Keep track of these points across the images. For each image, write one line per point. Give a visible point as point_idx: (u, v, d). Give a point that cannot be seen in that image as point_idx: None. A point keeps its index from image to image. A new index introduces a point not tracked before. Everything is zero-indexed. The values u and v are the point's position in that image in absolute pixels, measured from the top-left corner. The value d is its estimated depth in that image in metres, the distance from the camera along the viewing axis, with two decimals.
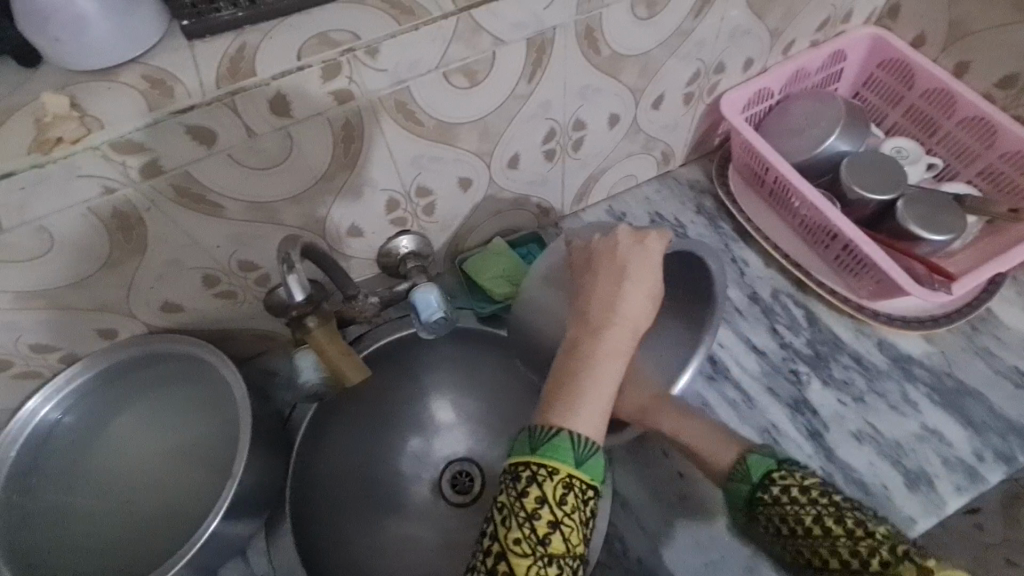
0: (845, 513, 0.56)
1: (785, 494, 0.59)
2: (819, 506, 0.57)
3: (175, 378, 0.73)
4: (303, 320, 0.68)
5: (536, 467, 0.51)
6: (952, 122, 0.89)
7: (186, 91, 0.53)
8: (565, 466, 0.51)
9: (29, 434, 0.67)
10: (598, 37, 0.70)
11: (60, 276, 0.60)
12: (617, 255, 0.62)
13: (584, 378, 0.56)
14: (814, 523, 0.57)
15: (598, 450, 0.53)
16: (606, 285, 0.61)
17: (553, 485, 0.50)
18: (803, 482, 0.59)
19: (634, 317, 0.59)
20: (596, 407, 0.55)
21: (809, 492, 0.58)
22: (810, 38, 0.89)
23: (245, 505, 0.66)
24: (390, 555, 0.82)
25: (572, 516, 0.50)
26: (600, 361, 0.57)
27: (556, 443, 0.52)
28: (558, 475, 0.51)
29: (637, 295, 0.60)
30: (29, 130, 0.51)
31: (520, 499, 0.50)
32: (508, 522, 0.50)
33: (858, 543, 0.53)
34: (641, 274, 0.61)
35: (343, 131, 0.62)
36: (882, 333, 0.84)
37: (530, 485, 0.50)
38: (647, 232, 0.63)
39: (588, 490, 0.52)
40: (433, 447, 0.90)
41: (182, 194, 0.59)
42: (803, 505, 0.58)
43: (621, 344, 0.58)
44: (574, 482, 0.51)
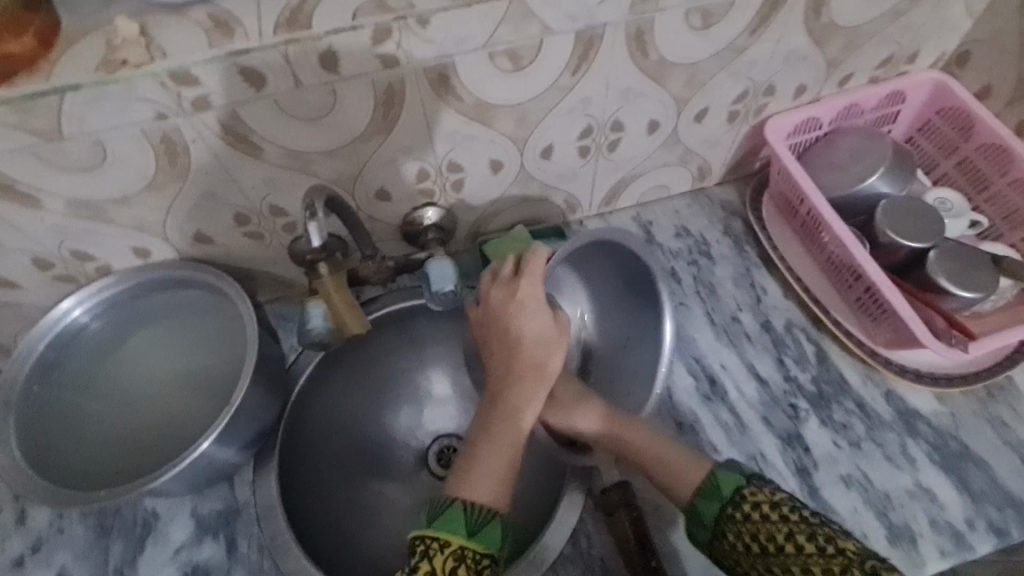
0: (815, 528, 0.56)
1: (755, 510, 0.59)
2: (790, 525, 0.57)
3: (197, 306, 0.77)
4: (316, 266, 0.72)
5: (429, 540, 0.53)
6: (1003, 181, 0.86)
7: (245, 33, 0.56)
8: (454, 537, 0.53)
9: (59, 332, 0.71)
10: (648, 40, 0.70)
11: (106, 191, 0.64)
12: (495, 309, 0.64)
13: (489, 444, 0.60)
14: (786, 541, 0.56)
15: (492, 517, 0.55)
16: (500, 334, 0.64)
17: (443, 558, 0.52)
18: (773, 498, 0.59)
19: (533, 364, 0.63)
20: (494, 472, 0.58)
21: (780, 508, 0.58)
22: (869, 74, 0.87)
23: (238, 432, 0.69)
24: (367, 512, 0.85)
25: None
26: (500, 422, 0.61)
27: (449, 515, 0.55)
28: (447, 548, 0.52)
29: (530, 344, 0.63)
30: (100, 49, 0.55)
31: (409, 575, 0.52)
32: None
33: (828, 559, 0.54)
34: (518, 319, 0.64)
35: (385, 96, 0.65)
36: (892, 383, 0.82)
37: (421, 560, 0.52)
38: (518, 280, 0.65)
39: (481, 559, 0.53)
40: (424, 417, 0.93)
41: (228, 131, 0.62)
42: (775, 522, 0.57)
43: (524, 392, 0.62)
44: (465, 554, 0.52)
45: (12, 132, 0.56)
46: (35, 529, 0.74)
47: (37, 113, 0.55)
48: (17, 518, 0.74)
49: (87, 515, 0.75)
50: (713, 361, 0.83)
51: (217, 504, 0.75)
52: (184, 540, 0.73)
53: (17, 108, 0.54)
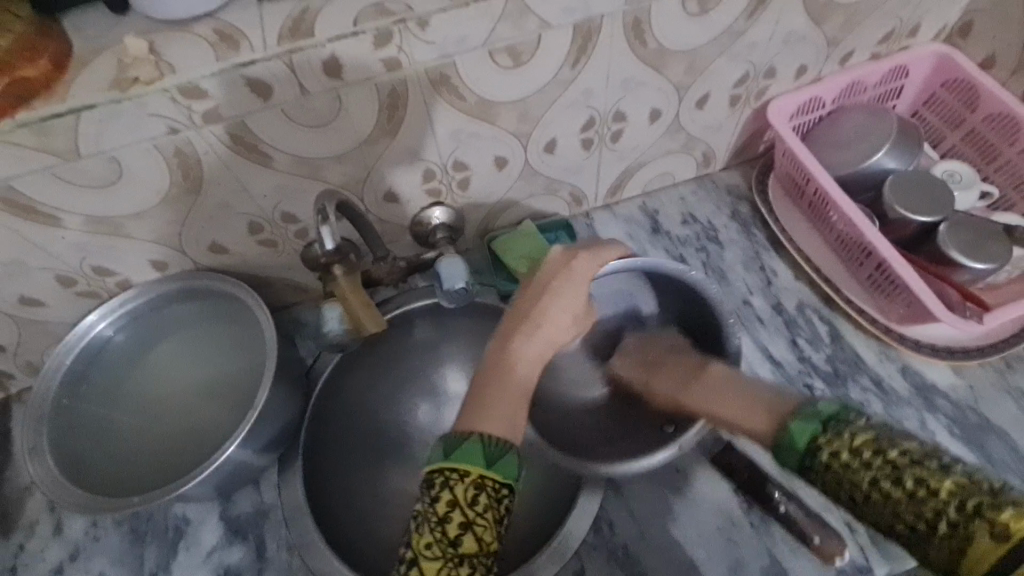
0: (904, 470, 0.47)
1: (834, 457, 0.50)
2: (873, 470, 0.48)
3: (216, 314, 0.79)
4: (331, 270, 0.73)
5: (447, 472, 0.51)
6: (1013, 151, 0.85)
7: (250, 46, 0.58)
8: (474, 468, 0.51)
9: (85, 345, 0.73)
10: (646, 29, 0.71)
11: (123, 206, 0.66)
12: (543, 275, 0.65)
13: (496, 383, 0.58)
14: (873, 486, 0.48)
15: (508, 450, 0.53)
16: (531, 302, 0.63)
17: (464, 488, 0.51)
18: (851, 441, 0.50)
19: (554, 327, 0.62)
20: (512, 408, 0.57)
21: (862, 452, 0.49)
22: (871, 50, 0.87)
23: (262, 436, 0.71)
24: (390, 508, 0.86)
25: (484, 516, 0.50)
26: (518, 367, 0.59)
27: (465, 446, 0.53)
28: (467, 477, 0.51)
29: (561, 309, 0.63)
30: (111, 69, 0.57)
31: (431, 505, 0.51)
32: (421, 528, 0.51)
33: (923, 505, 0.45)
34: (563, 287, 0.64)
35: (388, 99, 0.66)
36: (907, 359, 0.81)
37: (442, 489, 0.51)
38: (576, 251, 0.66)
39: (502, 489, 0.52)
40: (442, 414, 0.94)
41: (238, 142, 0.64)
42: (858, 467, 0.49)
43: (540, 348, 0.61)
44: (484, 483, 0.51)
45: (32, 153, 0.58)
46: (72, 539, 0.76)
47: (54, 134, 0.56)
48: (54, 529, 0.77)
49: (120, 523, 0.77)
50: None
51: (245, 507, 0.77)
52: (214, 543, 0.75)
53: (35, 130, 0.56)
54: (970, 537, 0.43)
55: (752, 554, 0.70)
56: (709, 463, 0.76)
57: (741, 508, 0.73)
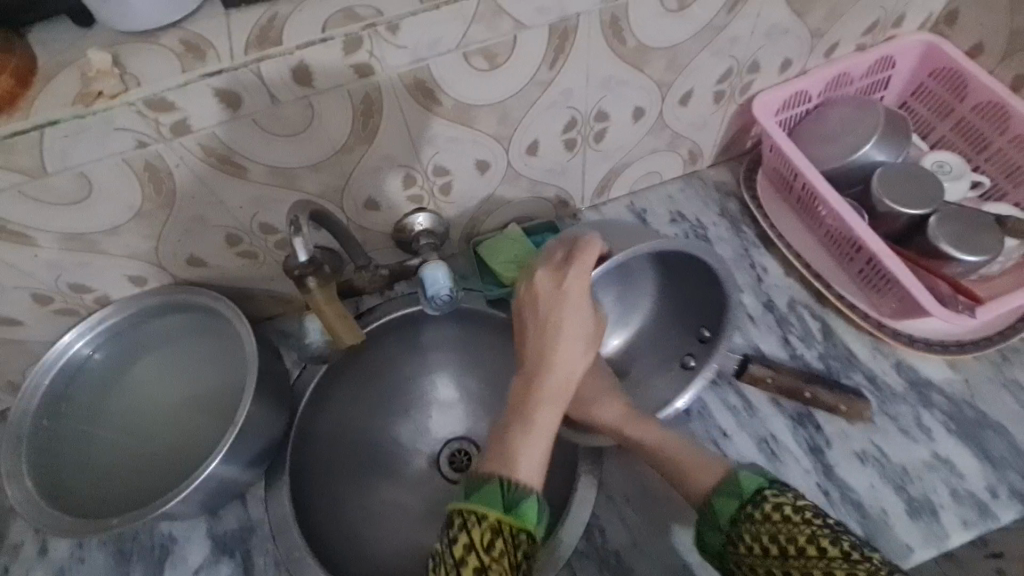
0: (839, 535, 0.54)
1: (776, 512, 0.58)
2: (811, 528, 0.55)
3: (198, 329, 0.78)
4: (304, 281, 0.70)
5: (466, 514, 0.51)
6: (1003, 139, 0.84)
7: (217, 55, 0.57)
8: (492, 510, 0.51)
9: (63, 365, 0.72)
10: (624, 27, 0.69)
11: (96, 223, 0.65)
12: (542, 304, 0.61)
13: (516, 435, 0.56)
14: (808, 543, 0.54)
15: (529, 493, 0.52)
16: (540, 339, 0.60)
17: (481, 531, 0.50)
18: (796, 501, 0.58)
19: (568, 367, 0.59)
20: (534, 451, 0.55)
21: (803, 512, 0.56)
22: (856, 41, 0.86)
23: (245, 452, 0.70)
24: (381, 520, 0.85)
25: (500, 560, 0.49)
26: (536, 413, 0.57)
27: (485, 489, 0.53)
28: (484, 519, 0.51)
29: (567, 343, 0.60)
30: (76, 83, 0.56)
31: (449, 546, 0.51)
32: (437, 568, 0.51)
33: (854, 566, 0.51)
34: (565, 317, 0.60)
35: (363, 106, 0.65)
36: (901, 354, 0.80)
37: (460, 531, 0.51)
38: (565, 270, 0.63)
39: (520, 534, 0.51)
40: (432, 422, 0.93)
41: (209, 154, 0.63)
42: (797, 524, 0.55)
43: (557, 391, 0.58)
44: (503, 527, 0.50)
45: None
46: (57, 560, 0.75)
47: (19, 152, 0.55)
48: (38, 550, 0.76)
49: (106, 543, 0.76)
50: None
51: (232, 523, 0.76)
52: (201, 561, 0.74)
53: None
54: None
55: None
56: None
57: None
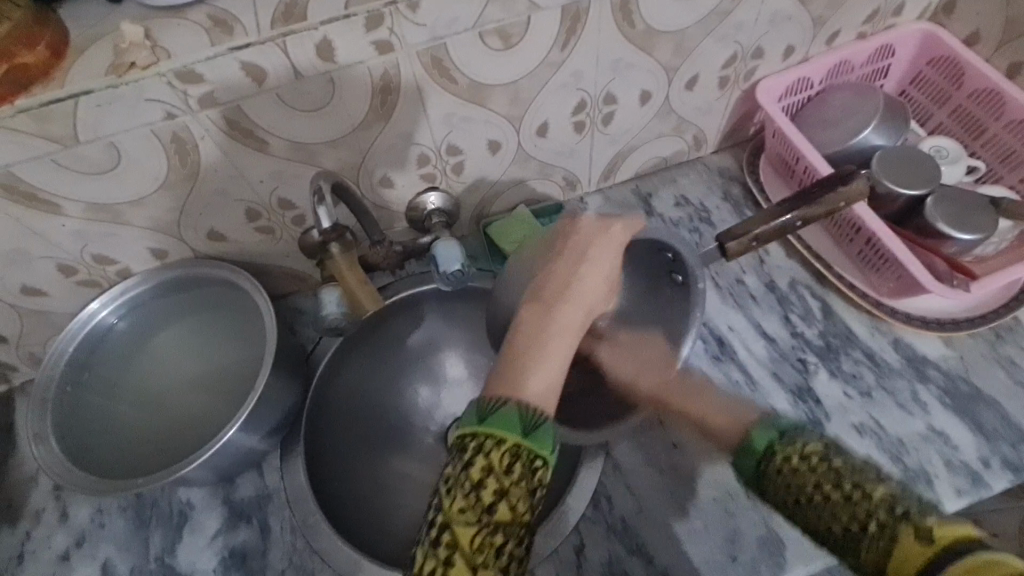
0: (846, 476, 0.50)
1: (788, 463, 0.53)
2: (818, 474, 0.51)
3: (218, 303, 0.80)
4: (327, 246, 0.75)
5: (482, 438, 0.48)
6: (999, 125, 0.87)
7: (244, 31, 0.59)
8: (510, 436, 0.48)
9: (88, 332, 0.74)
10: (633, 10, 0.72)
11: (122, 194, 0.67)
12: (577, 239, 0.62)
13: (530, 351, 0.55)
14: (826, 488, 0.50)
15: (546, 421, 0.50)
16: (566, 276, 0.61)
17: (500, 454, 0.48)
18: (804, 449, 0.53)
19: (588, 307, 0.60)
20: (548, 374, 0.53)
21: (810, 458, 0.52)
22: (856, 30, 0.88)
23: (263, 419, 0.72)
24: (392, 491, 0.87)
25: (517, 484, 0.47)
26: (552, 337, 0.56)
27: (503, 414, 0.49)
28: (503, 443, 0.48)
29: (594, 278, 0.60)
30: (109, 55, 0.58)
31: (463, 470, 0.48)
32: (451, 491, 0.47)
33: (858, 505, 0.48)
34: (597, 256, 0.61)
35: (381, 83, 0.67)
36: (899, 332, 0.83)
37: (476, 454, 0.48)
38: (613, 223, 0.63)
39: (536, 460, 0.48)
40: (441, 399, 0.95)
41: (233, 127, 0.65)
42: (807, 472, 0.51)
43: (574, 323, 0.58)
44: (520, 452, 0.48)
45: (31, 140, 0.58)
46: (78, 525, 0.77)
47: (54, 121, 0.58)
48: (60, 516, 0.78)
49: (124, 509, 0.78)
50: (720, 322, 0.84)
51: (248, 491, 0.78)
52: (219, 527, 0.76)
53: (35, 117, 0.57)
54: (897, 537, 0.46)
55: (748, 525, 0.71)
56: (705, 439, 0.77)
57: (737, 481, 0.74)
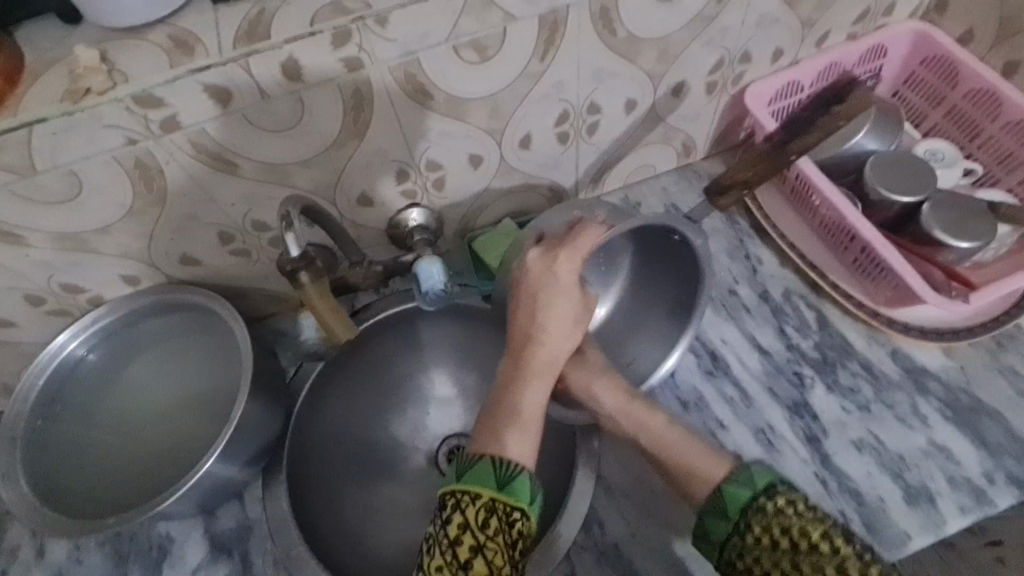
0: (831, 530, 0.54)
1: (772, 507, 0.57)
2: (805, 522, 0.55)
3: (192, 329, 0.77)
4: (296, 275, 0.70)
5: (460, 494, 0.52)
6: (995, 126, 0.84)
7: (205, 51, 0.56)
8: (486, 490, 0.51)
9: (58, 365, 0.72)
10: (614, 18, 0.69)
11: (87, 222, 0.64)
12: (530, 282, 0.62)
13: (508, 413, 0.57)
14: (802, 537, 0.54)
15: (522, 472, 0.53)
16: (528, 326, 0.61)
17: (475, 510, 0.51)
18: (791, 497, 0.57)
19: (553, 348, 0.61)
20: (523, 431, 0.56)
21: (795, 505, 0.56)
22: (847, 31, 0.86)
23: (241, 451, 0.69)
24: (381, 516, 0.85)
25: (495, 539, 0.50)
26: (523, 393, 0.58)
27: (478, 470, 0.53)
28: (479, 498, 0.51)
29: (554, 321, 0.61)
30: (64, 80, 0.55)
31: (443, 528, 0.51)
32: (432, 550, 0.50)
33: (841, 560, 0.52)
34: (553, 297, 0.61)
35: (353, 101, 0.64)
36: (898, 342, 0.80)
37: (454, 511, 0.51)
38: (557, 253, 0.62)
39: (514, 512, 0.51)
40: (430, 419, 0.93)
41: (200, 150, 0.62)
42: (789, 517, 0.56)
43: (542, 369, 0.60)
44: (496, 506, 0.51)
45: None
46: (54, 562, 0.75)
47: (8, 150, 0.55)
48: (36, 553, 0.75)
49: (102, 544, 0.75)
50: (713, 336, 0.82)
51: (229, 523, 0.76)
52: (199, 561, 0.74)
53: None
54: None
55: None
56: None
57: None
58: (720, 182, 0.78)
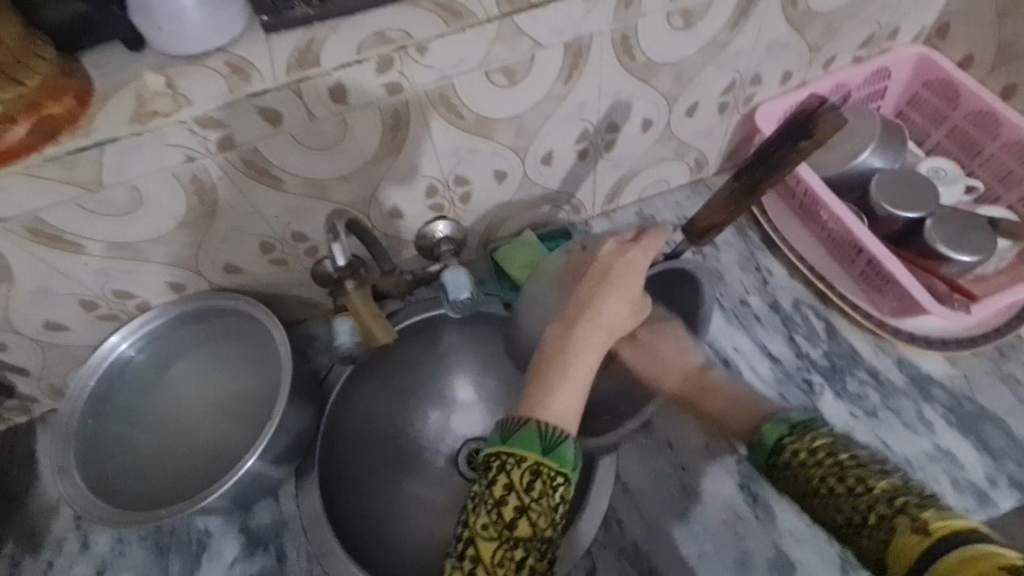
0: (850, 470, 0.47)
1: (795, 457, 0.50)
2: (824, 467, 0.48)
3: (231, 333, 0.82)
4: (342, 282, 0.77)
5: (505, 456, 0.51)
6: (995, 145, 0.88)
7: (261, 77, 0.61)
8: (531, 454, 0.51)
9: (108, 365, 0.76)
10: (634, 45, 0.74)
11: (143, 232, 0.69)
12: (600, 267, 0.64)
13: (554, 372, 0.56)
14: (824, 483, 0.47)
15: (565, 438, 0.52)
16: (598, 295, 0.62)
17: (521, 472, 0.51)
18: (811, 443, 0.50)
19: (612, 323, 0.61)
20: (568, 393, 0.55)
21: (817, 452, 0.49)
22: (852, 55, 0.90)
23: (280, 448, 0.73)
24: (405, 515, 0.88)
25: (539, 501, 0.50)
26: (572, 356, 0.57)
27: (521, 435, 0.52)
28: (524, 462, 0.51)
29: (619, 301, 0.62)
30: (132, 103, 0.60)
31: (488, 487, 0.51)
32: (477, 508, 0.51)
33: (860, 500, 0.45)
34: (622, 279, 0.63)
35: (391, 121, 0.69)
36: (903, 351, 0.84)
37: (499, 472, 0.51)
38: (632, 242, 0.66)
39: (556, 477, 0.51)
40: (452, 422, 0.96)
41: (251, 167, 0.67)
42: (813, 466, 0.49)
43: (599, 343, 0.59)
44: (541, 470, 0.51)
45: (59, 185, 0.61)
46: (99, 554, 0.79)
47: (79, 167, 0.60)
48: (81, 545, 0.79)
49: (144, 538, 0.79)
50: (726, 343, 0.85)
51: (264, 519, 0.79)
52: (236, 554, 0.77)
53: (61, 164, 0.59)
54: (896, 529, 0.43)
55: (758, 548, 0.72)
56: (714, 463, 0.78)
57: (748, 504, 0.75)
58: (697, 226, 0.73)
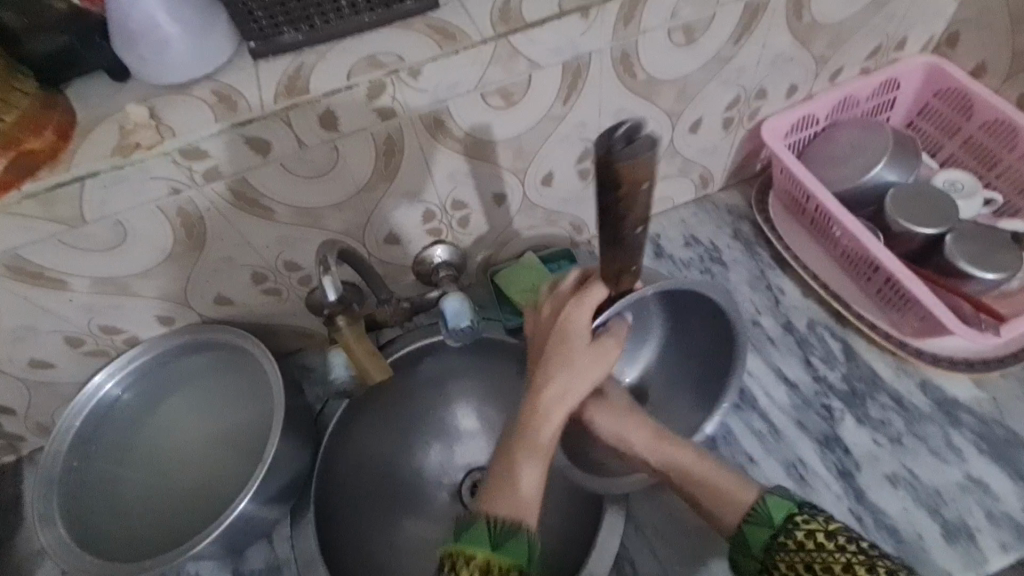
0: (872, 559, 0.56)
1: (809, 539, 0.59)
2: (845, 554, 0.57)
3: (222, 366, 0.79)
4: (334, 319, 0.73)
5: (455, 556, 0.51)
6: (1012, 156, 0.85)
7: (247, 106, 0.59)
8: (480, 550, 0.50)
9: (95, 406, 0.73)
10: (635, 62, 0.72)
11: (128, 266, 0.67)
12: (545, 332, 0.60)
13: (510, 465, 0.56)
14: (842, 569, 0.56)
15: (521, 531, 0.52)
16: (541, 380, 0.59)
17: (470, 571, 0.50)
18: (826, 526, 0.59)
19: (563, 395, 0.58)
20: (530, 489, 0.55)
21: (834, 537, 0.58)
22: (860, 65, 0.87)
23: (272, 490, 0.70)
24: (405, 554, 0.85)
25: None
26: (526, 444, 0.57)
27: (473, 530, 0.52)
28: (473, 559, 0.50)
29: (568, 373, 0.58)
30: (115, 136, 0.58)
31: None
32: None
33: None
34: (570, 348, 0.59)
35: (384, 146, 0.67)
36: (926, 373, 0.80)
37: (450, 574, 0.50)
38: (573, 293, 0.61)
39: (510, 572, 0.50)
40: (455, 453, 0.93)
41: (239, 198, 0.65)
42: (828, 550, 0.57)
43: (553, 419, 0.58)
44: (491, 568, 0.50)
45: (39, 222, 0.59)
46: None
47: (61, 203, 0.58)
48: None
49: None
50: None
51: (258, 563, 0.76)
52: None
53: (42, 200, 0.57)
54: None
55: None
56: None
57: None
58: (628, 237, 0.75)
